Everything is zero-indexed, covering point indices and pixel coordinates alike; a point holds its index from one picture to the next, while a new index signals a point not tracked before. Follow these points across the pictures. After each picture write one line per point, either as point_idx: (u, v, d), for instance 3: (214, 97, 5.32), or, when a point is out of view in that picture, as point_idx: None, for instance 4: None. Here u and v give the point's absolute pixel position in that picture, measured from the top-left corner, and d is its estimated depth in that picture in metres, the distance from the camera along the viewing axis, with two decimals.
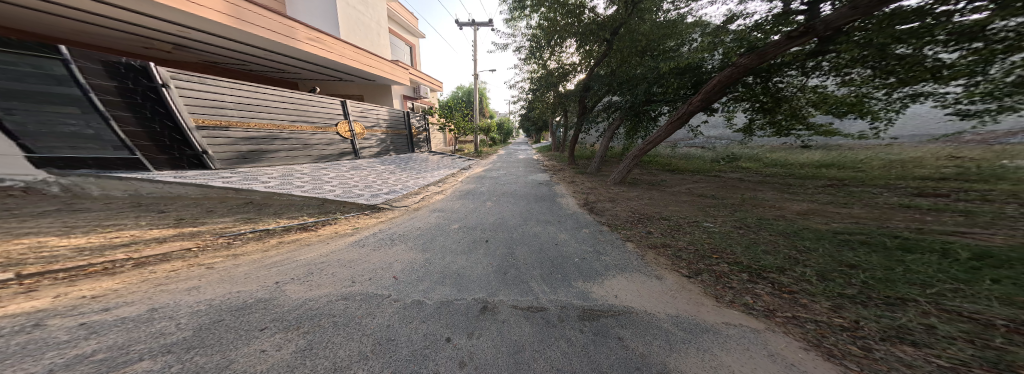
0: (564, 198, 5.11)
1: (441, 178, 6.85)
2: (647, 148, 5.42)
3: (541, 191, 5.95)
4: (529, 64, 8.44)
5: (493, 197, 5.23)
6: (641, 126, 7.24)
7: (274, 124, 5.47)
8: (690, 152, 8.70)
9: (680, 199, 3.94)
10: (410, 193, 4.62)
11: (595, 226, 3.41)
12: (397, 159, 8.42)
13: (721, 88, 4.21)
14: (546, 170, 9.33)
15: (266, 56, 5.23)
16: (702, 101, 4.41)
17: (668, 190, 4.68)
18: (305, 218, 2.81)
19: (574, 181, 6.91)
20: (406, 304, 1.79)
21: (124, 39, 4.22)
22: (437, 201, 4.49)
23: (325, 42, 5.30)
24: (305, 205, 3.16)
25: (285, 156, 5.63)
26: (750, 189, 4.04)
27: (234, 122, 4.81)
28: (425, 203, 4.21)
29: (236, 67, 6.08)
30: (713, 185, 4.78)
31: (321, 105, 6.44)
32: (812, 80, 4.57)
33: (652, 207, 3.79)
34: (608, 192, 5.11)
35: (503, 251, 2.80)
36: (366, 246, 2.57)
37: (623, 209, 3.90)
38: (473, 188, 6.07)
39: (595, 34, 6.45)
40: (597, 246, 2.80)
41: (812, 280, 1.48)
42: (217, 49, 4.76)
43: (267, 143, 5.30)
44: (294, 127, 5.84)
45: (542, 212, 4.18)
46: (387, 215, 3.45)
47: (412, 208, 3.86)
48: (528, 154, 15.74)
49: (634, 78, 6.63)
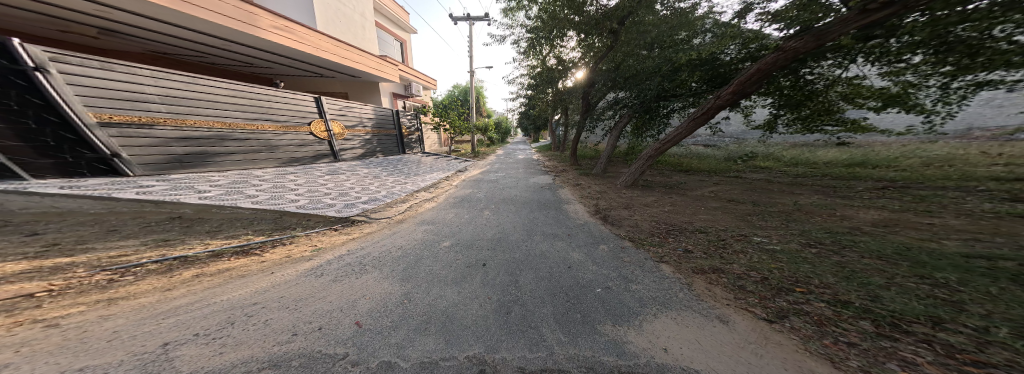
0: (571, 204, 4.57)
1: (435, 182, 6.25)
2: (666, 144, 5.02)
3: (543, 195, 5.37)
4: (528, 59, 7.91)
5: (492, 204, 4.63)
6: (649, 123, 6.68)
7: (225, 122, 4.90)
8: (700, 151, 8.17)
9: (708, 206, 3.39)
10: (395, 201, 4.01)
11: (614, 240, 2.86)
12: (382, 161, 7.82)
13: (760, 77, 3.67)
14: (547, 172, 8.76)
15: (223, 46, 4.63)
16: (736, 94, 3.92)
17: (689, 193, 4.14)
18: (249, 238, 2.19)
19: (577, 184, 6.36)
20: (371, 370, 1.18)
21: (33, 21, 3.55)
22: (423, 210, 3.88)
23: (294, 31, 4.73)
24: (265, 221, 2.63)
25: (243, 159, 5.12)
26: (785, 192, 3.52)
27: (175, 120, 4.25)
28: (411, 214, 3.59)
29: (195, 58, 5.53)
30: (734, 187, 4.26)
31: (286, 103, 5.85)
32: (846, 72, 4.02)
33: (675, 215, 3.27)
34: (617, 196, 4.59)
35: (504, 278, 2.21)
36: (326, 276, 1.98)
37: (637, 219, 3.35)
38: (470, 193, 5.50)
39: (599, 26, 5.96)
40: (622, 271, 2.23)
41: (1015, 346, 0.93)
42: (163, 37, 4.15)
43: (215, 144, 4.71)
44: (252, 126, 5.27)
45: (548, 223, 3.60)
46: (363, 229, 2.84)
47: (396, 220, 3.27)
48: (528, 154, 15.14)
49: (641, 72, 6.11)
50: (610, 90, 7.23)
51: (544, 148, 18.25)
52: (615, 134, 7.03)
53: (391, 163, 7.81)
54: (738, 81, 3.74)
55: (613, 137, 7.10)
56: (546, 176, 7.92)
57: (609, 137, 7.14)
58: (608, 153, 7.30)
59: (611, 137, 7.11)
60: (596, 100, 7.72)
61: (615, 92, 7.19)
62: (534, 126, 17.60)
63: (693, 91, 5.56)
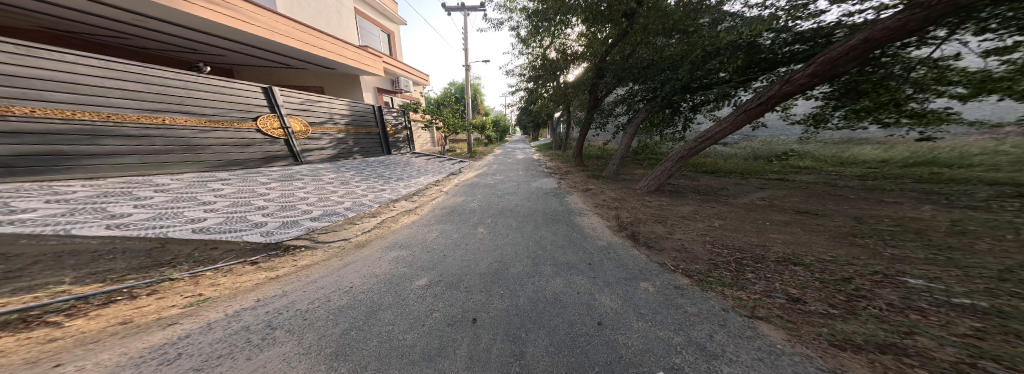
0: (582, 215, 3.74)
1: (422, 188, 5.42)
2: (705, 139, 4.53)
3: (546, 204, 4.55)
4: (528, 50, 7.22)
5: (486, 218, 3.76)
6: (669, 118, 5.92)
7: (106, 113, 3.73)
8: (719, 150, 7.39)
9: (775, 220, 2.54)
10: (361, 219, 3.18)
11: (661, 276, 2.03)
12: (358, 164, 7.11)
13: (861, 52, 2.87)
14: (549, 173, 7.98)
15: (141, 23, 3.89)
16: (817, 77, 3.20)
17: (735, 202, 3.31)
18: (77, 293, 1.39)
19: (581, 189, 5.56)
20: None
21: None
22: (394, 228, 3.03)
23: (239, 10, 3.99)
24: (128, 272, 1.73)
25: (137, 162, 3.98)
26: (873, 203, 2.71)
27: (34, 109, 3.16)
28: (374, 236, 2.73)
29: (115, 41, 4.86)
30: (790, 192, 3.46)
31: (211, 95, 4.89)
32: (935, 52, 3.32)
33: (732, 233, 2.46)
34: (639, 205, 3.75)
35: (505, 348, 1.36)
36: (180, 356, 1.08)
37: (675, 241, 2.50)
38: (460, 202, 4.66)
39: (605, 15, 5.31)
40: (693, 336, 1.40)
41: None
42: (49, 6, 3.33)
43: (84, 140, 3.50)
44: (147, 119, 4.12)
45: (559, 245, 2.76)
46: (301, 262, 2.01)
47: (355, 245, 2.41)
48: (529, 153, 14.43)
49: (661, 63, 5.39)
50: (621, 83, 6.49)
51: (542, 147, 17.59)
52: (632, 130, 6.20)
53: (373, 166, 7.07)
54: (827, 57, 2.97)
55: (626, 137, 6.31)
56: (549, 178, 7.12)
57: (625, 136, 6.30)
58: (621, 154, 6.47)
59: (626, 135, 6.27)
60: (605, 94, 7.00)
61: (627, 84, 6.45)
62: (532, 123, 16.96)
63: (722, 80, 4.84)
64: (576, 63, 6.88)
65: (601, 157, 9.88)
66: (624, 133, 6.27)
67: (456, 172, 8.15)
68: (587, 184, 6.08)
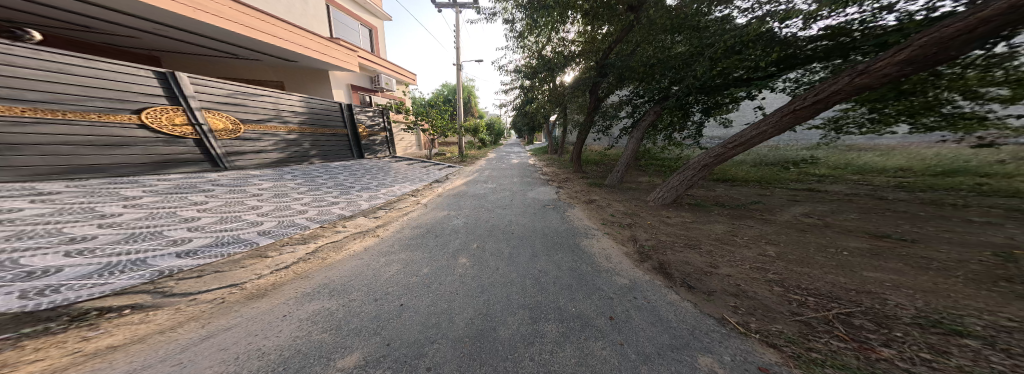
0: (583, 240, 3.12)
1: (398, 202, 4.66)
2: (743, 137, 4.66)
3: (542, 220, 3.91)
4: (523, 47, 6.89)
5: (473, 240, 3.06)
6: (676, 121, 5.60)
7: None
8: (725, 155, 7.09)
9: (850, 269, 2.06)
10: (264, 261, 2.43)
11: (733, 345, 1.37)
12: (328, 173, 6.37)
13: (960, 41, 2.74)
14: (545, 180, 7.43)
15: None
16: (913, 64, 3.03)
17: (774, 230, 2.88)
18: None
19: (581, 200, 5.01)
20: None
21: None
22: (323, 267, 2.26)
23: None
24: None
25: None
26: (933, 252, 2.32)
27: None
28: (268, 289, 1.96)
29: None
30: (811, 226, 3.07)
31: (64, 85, 4.61)
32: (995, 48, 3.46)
33: (800, 285, 1.86)
34: (655, 228, 3.18)
35: None
36: None
37: (727, 287, 1.89)
38: (438, 215, 3.95)
39: (607, 10, 5.09)
40: None
41: None
42: None
43: None
44: None
45: (565, 287, 2.10)
46: (163, 355, 1.26)
47: (274, 315, 1.59)
48: (523, 157, 14.00)
49: (666, 64, 4.96)
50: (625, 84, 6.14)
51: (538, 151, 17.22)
52: (640, 134, 5.72)
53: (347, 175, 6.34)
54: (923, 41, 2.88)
55: (627, 144, 5.83)
56: (545, 186, 6.54)
57: (627, 141, 5.83)
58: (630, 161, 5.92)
59: (633, 140, 5.77)
60: (605, 94, 6.69)
61: (630, 86, 6.11)
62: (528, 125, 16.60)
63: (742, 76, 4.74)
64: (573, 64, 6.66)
65: (601, 162, 9.49)
66: (629, 137, 5.80)
67: (446, 179, 7.50)
68: (588, 194, 5.51)
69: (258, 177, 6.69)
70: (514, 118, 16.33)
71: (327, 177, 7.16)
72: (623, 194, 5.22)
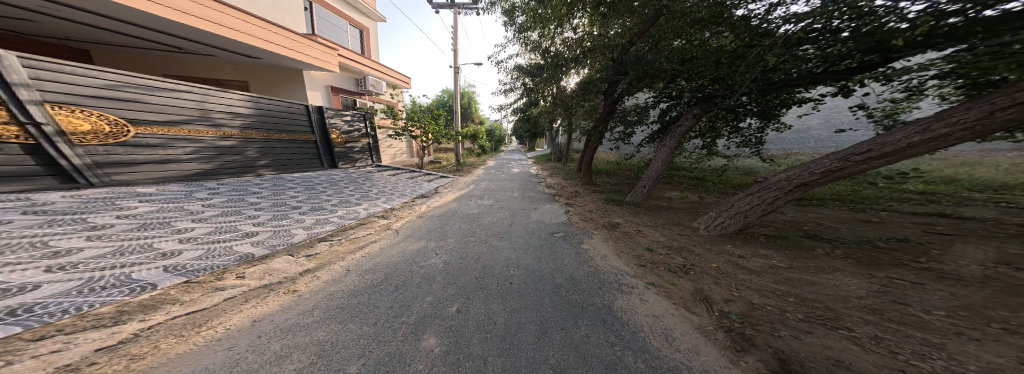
0: (614, 303, 2.07)
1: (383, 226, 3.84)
2: (896, 142, 3.21)
3: (547, 260, 2.86)
4: (527, 45, 6.34)
5: (459, 300, 2.12)
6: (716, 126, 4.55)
7: None
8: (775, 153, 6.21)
9: None
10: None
11: None
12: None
13: None
14: (550, 194, 6.57)
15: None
16: None
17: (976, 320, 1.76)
18: None
19: (597, 225, 3.94)
20: None
21: None
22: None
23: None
24: None
25: None
26: None
27: None
28: None
29: None
30: (975, 308, 1.97)
31: None
32: None
33: None
34: (729, 284, 2.09)
35: None
36: None
37: None
38: (401, 249, 2.91)
39: (616, 12, 4.57)
40: None
41: None
42: None
43: None
44: None
45: None
46: None
47: None
48: (523, 165, 13.43)
49: (707, 58, 4.25)
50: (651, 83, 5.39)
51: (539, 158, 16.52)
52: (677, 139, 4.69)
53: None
54: None
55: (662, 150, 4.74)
56: (551, 203, 5.57)
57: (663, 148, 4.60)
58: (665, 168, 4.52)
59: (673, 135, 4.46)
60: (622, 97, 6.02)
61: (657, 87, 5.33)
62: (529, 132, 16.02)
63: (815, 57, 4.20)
64: (574, 71, 6.19)
65: (613, 172, 8.60)
66: (659, 145, 4.89)
67: (436, 192, 6.65)
68: (609, 214, 4.43)
69: (223, 197, 5.92)
70: (519, 125, 15.95)
71: (305, 197, 6.51)
72: (653, 215, 4.16)
